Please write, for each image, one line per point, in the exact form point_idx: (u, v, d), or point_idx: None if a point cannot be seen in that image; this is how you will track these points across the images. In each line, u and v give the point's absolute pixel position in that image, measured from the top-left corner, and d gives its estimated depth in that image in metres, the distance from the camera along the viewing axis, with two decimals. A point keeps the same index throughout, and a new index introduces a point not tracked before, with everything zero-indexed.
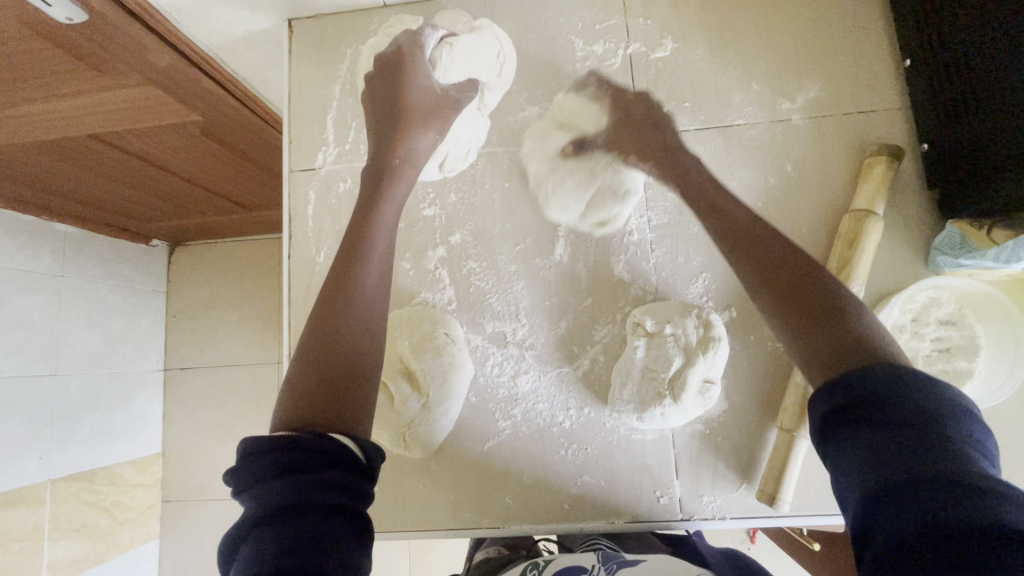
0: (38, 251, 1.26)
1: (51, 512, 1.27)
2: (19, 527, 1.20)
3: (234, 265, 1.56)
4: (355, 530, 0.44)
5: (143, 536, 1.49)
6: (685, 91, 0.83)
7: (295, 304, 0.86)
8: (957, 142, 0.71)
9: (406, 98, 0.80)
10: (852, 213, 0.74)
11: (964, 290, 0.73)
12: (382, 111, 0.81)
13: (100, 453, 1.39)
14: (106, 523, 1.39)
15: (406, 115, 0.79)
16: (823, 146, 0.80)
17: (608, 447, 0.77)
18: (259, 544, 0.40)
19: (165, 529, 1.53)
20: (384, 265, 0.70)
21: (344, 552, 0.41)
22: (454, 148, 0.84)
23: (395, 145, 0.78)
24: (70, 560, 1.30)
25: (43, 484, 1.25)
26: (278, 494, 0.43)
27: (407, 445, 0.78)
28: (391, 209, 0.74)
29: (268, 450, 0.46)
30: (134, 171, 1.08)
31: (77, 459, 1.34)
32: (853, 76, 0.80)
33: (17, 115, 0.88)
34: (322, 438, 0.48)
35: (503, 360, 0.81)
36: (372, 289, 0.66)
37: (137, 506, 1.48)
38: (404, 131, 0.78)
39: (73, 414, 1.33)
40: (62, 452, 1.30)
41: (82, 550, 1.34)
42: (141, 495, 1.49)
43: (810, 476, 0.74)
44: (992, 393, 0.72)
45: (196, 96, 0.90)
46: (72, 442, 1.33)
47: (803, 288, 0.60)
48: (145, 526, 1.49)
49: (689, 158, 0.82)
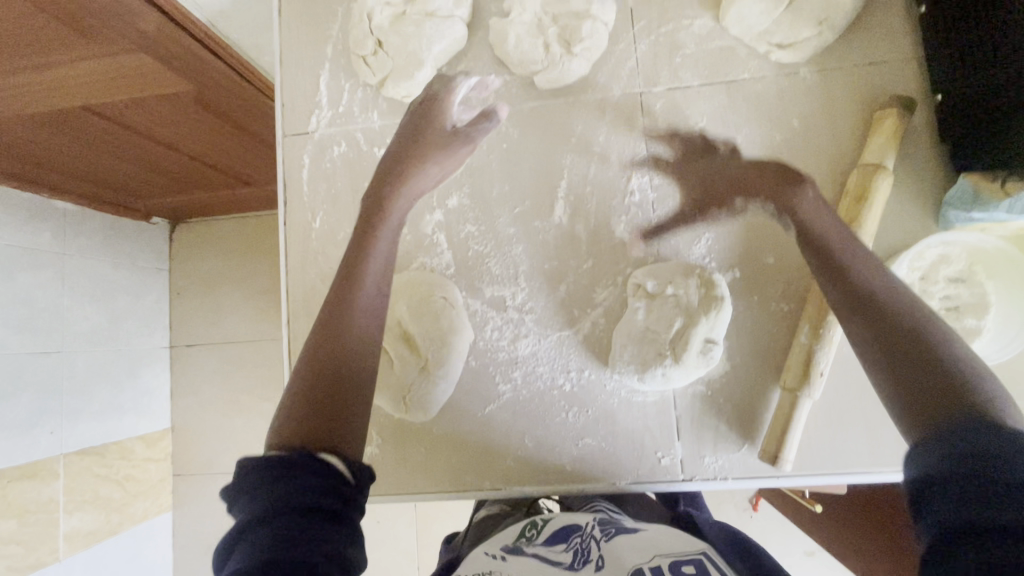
0: (39, 228, 1.25)
1: (65, 485, 1.29)
2: (34, 499, 1.23)
3: (235, 241, 1.55)
4: (341, 526, 0.43)
5: (156, 509, 1.52)
6: (688, 46, 0.80)
7: (292, 272, 0.85)
8: (970, 94, 0.68)
9: (427, 129, 0.76)
10: (861, 167, 0.72)
11: (974, 246, 0.70)
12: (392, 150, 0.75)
13: (110, 429, 1.41)
14: (119, 496, 1.42)
15: (415, 146, 0.74)
16: (832, 99, 0.77)
17: (609, 409, 0.77)
18: (252, 545, 0.40)
19: (177, 501, 1.55)
20: (380, 298, 0.62)
21: (330, 545, 0.40)
22: (574, 25, 0.78)
23: (396, 177, 0.72)
24: (85, 531, 1.33)
25: (55, 458, 1.28)
26: (255, 501, 0.43)
27: (408, 409, 0.78)
28: (387, 239, 0.68)
29: (266, 465, 0.45)
30: (130, 144, 1.06)
31: (88, 434, 1.36)
32: (865, 26, 0.77)
33: (9, 86, 0.86)
34: (300, 456, 0.46)
35: (502, 325, 0.80)
36: (355, 346, 0.57)
37: (149, 479, 1.50)
38: (421, 158, 0.74)
39: (82, 391, 1.34)
40: (72, 427, 1.32)
41: (97, 521, 1.36)
42: (152, 469, 1.51)
43: (813, 436, 0.73)
44: (1000, 349, 0.70)
45: (190, 64, 0.88)
46: (82, 417, 1.35)
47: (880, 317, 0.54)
48: (156, 499, 1.52)
49: (692, 116, 0.79)
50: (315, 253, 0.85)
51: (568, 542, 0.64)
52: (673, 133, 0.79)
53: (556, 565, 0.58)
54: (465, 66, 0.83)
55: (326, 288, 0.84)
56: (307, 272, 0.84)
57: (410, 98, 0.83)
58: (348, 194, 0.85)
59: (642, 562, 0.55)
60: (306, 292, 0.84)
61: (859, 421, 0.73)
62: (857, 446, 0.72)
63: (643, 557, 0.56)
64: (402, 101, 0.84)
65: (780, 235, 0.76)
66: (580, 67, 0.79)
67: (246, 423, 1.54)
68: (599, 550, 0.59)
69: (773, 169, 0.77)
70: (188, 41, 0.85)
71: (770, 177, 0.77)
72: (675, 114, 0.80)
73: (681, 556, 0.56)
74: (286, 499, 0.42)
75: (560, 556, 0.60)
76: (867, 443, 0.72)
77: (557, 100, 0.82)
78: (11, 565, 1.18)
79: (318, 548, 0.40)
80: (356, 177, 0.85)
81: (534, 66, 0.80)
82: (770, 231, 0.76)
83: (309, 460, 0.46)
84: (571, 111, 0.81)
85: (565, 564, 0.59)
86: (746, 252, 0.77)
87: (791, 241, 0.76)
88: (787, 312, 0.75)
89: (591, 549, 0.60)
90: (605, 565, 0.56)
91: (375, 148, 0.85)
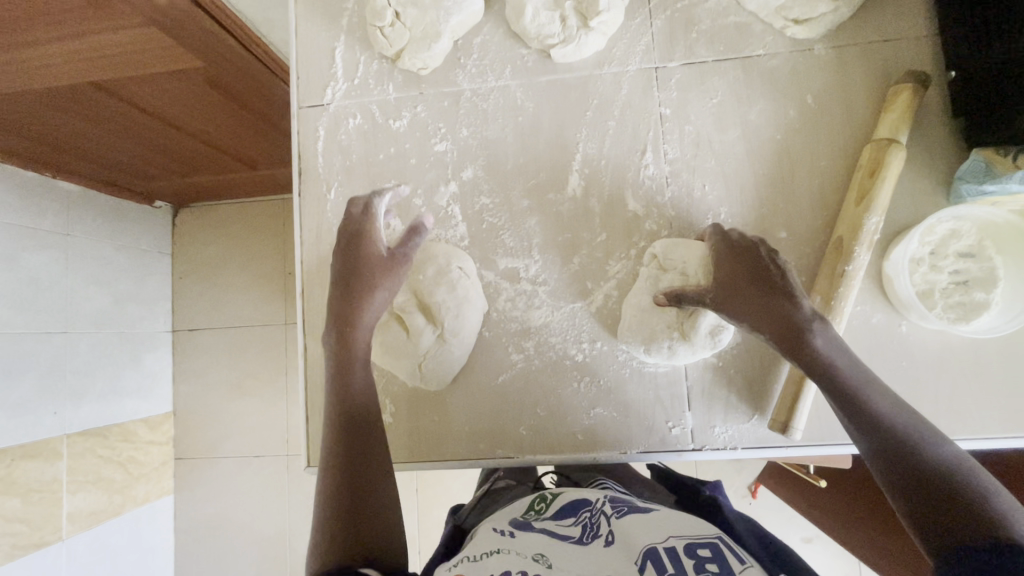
0: (42, 209, 1.25)
1: (68, 465, 1.30)
2: (38, 479, 1.24)
3: (240, 224, 1.55)
4: None
5: (158, 491, 1.52)
6: (703, 22, 0.80)
7: (306, 244, 0.85)
8: (985, 69, 0.68)
9: (363, 258, 0.73)
10: (874, 142, 0.72)
11: (985, 220, 0.71)
12: (334, 305, 0.72)
13: (113, 410, 1.41)
14: (122, 478, 1.42)
15: (356, 291, 0.72)
16: (845, 75, 0.77)
17: (621, 379, 0.78)
18: None
19: (179, 485, 1.56)
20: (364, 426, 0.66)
21: None
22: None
23: (346, 320, 0.71)
24: (88, 512, 1.34)
25: (59, 438, 1.28)
26: None
27: (423, 377, 0.79)
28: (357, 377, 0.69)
29: None
30: (135, 122, 1.05)
31: (91, 416, 1.36)
32: (881, 3, 0.77)
33: (15, 60, 0.86)
34: None
35: (515, 296, 0.80)
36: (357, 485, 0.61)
37: (151, 462, 1.51)
38: (365, 291, 0.72)
39: (85, 373, 1.35)
40: (75, 408, 1.33)
41: (100, 502, 1.37)
42: (154, 452, 1.52)
43: (822, 406, 0.74)
44: (1009, 322, 0.70)
45: (201, 39, 0.87)
46: (85, 399, 1.35)
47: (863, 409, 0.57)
48: (159, 482, 1.52)
49: (707, 92, 0.80)
50: (330, 223, 0.85)
51: (577, 517, 0.65)
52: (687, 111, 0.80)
53: (563, 538, 0.60)
54: (481, 39, 0.84)
55: None
56: (321, 244, 0.85)
57: (426, 70, 0.84)
58: (362, 166, 0.85)
59: (656, 542, 0.56)
60: (320, 262, 0.85)
61: None
62: None
63: (656, 537, 0.57)
64: (418, 73, 0.84)
65: (792, 210, 0.77)
66: (595, 41, 0.80)
67: (249, 406, 1.54)
68: (608, 527, 0.61)
69: (786, 144, 0.78)
70: (201, 16, 0.84)
71: (783, 152, 0.78)
72: (690, 89, 0.80)
73: (698, 539, 0.56)
74: None
75: (567, 529, 0.62)
76: None
77: (573, 74, 0.82)
78: (15, 544, 1.18)
79: None
80: (371, 149, 0.85)
81: (550, 39, 0.80)
82: (783, 205, 0.77)
83: None
84: (586, 85, 0.82)
85: (572, 537, 0.60)
86: (758, 226, 0.77)
87: (802, 216, 0.77)
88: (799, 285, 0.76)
89: (600, 525, 0.62)
90: (614, 540, 0.58)
91: (390, 120, 0.85)
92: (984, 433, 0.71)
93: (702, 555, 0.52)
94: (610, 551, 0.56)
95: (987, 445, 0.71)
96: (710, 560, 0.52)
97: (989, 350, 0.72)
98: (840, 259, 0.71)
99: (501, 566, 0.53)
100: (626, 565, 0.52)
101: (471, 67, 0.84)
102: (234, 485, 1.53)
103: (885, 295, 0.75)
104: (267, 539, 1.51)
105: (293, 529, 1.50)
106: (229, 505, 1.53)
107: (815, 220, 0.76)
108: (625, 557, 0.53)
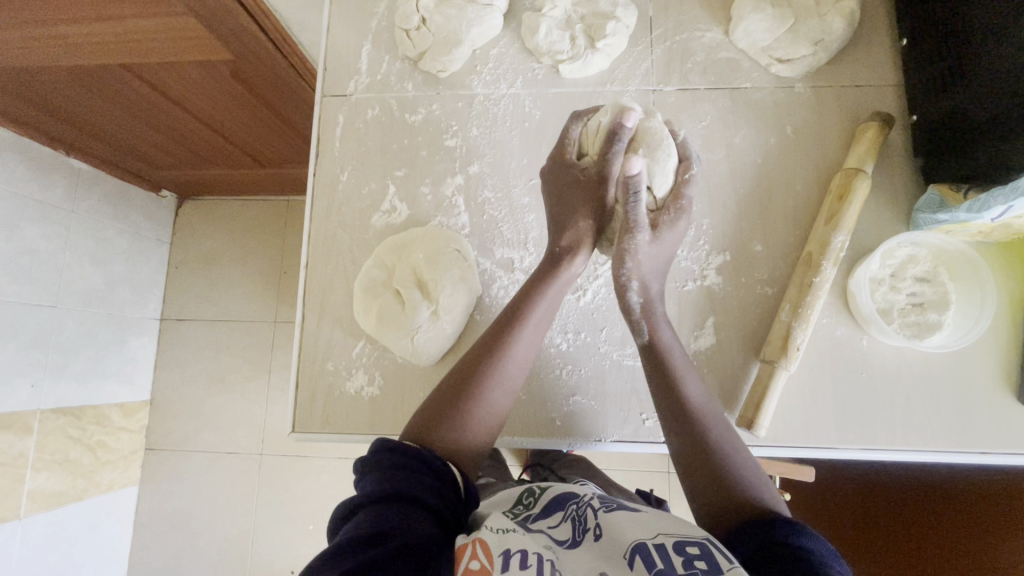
0: (51, 184, 1.29)
1: (37, 442, 1.29)
2: (5, 451, 1.22)
3: (244, 214, 1.60)
4: (436, 508, 0.53)
5: (122, 480, 1.50)
6: (698, 54, 0.89)
7: (315, 220, 0.90)
8: (937, 112, 0.77)
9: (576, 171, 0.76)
10: (844, 171, 0.80)
11: (938, 247, 0.79)
12: (553, 210, 0.77)
13: (90, 391, 1.41)
14: (88, 462, 1.41)
15: (568, 209, 0.75)
16: (824, 113, 0.86)
17: (601, 370, 0.82)
18: (380, 511, 0.49)
19: (145, 476, 1.54)
20: (529, 355, 0.72)
21: (425, 525, 0.49)
22: (601, 24, 0.87)
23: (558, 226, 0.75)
24: (49, 492, 1.31)
25: (32, 412, 1.28)
26: (387, 476, 0.54)
27: (414, 351, 0.82)
28: (554, 296, 0.73)
29: (394, 463, 0.56)
30: (156, 107, 1.11)
31: (67, 394, 1.36)
32: (855, 51, 0.87)
33: (48, 35, 0.90)
34: (431, 457, 0.58)
35: (509, 284, 0.86)
36: (497, 389, 0.68)
37: (120, 449, 1.49)
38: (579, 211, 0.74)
39: (67, 350, 1.36)
40: (53, 384, 1.33)
41: (64, 484, 1.35)
42: (125, 439, 1.50)
43: (786, 409, 0.79)
44: (958, 339, 0.77)
45: (236, 37, 0.91)
46: (64, 376, 1.35)
47: (673, 408, 0.66)
48: (125, 470, 1.51)
49: (697, 115, 0.88)
50: (340, 204, 0.90)
51: (564, 512, 0.60)
52: (582, 153, 0.77)
53: (558, 542, 0.55)
54: (498, 51, 0.92)
55: (347, 238, 0.90)
56: (329, 223, 0.90)
57: (445, 73, 0.91)
58: (376, 153, 0.92)
59: (644, 538, 0.53)
60: (327, 238, 0.90)
61: (829, 406, 0.79)
62: (822, 427, 0.78)
63: (645, 533, 0.53)
64: (437, 75, 0.92)
65: (768, 226, 0.84)
66: (600, 61, 0.88)
67: (229, 398, 1.54)
68: (596, 520, 0.57)
69: (765, 166, 0.86)
70: (240, 13, 0.87)
71: (762, 174, 0.86)
72: (682, 111, 0.88)
73: (685, 538, 0.52)
74: (399, 487, 0.53)
75: (558, 531, 0.57)
76: (835, 422, 0.78)
77: (578, 88, 0.90)
78: None
79: (417, 525, 0.49)
80: (386, 138, 0.92)
81: (560, 55, 0.88)
82: (759, 221, 0.84)
83: (420, 465, 0.57)
84: (589, 100, 0.90)
85: (565, 539, 0.55)
86: (736, 239, 0.84)
87: (778, 232, 0.84)
88: (770, 295, 0.82)
89: (588, 517, 0.58)
90: (603, 536, 0.54)
91: (407, 114, 0.92)
92: (935, 446, 0.76)
93: (691, 552, 0.49)
94: (603, 549, 0.52)
95: (939, 457, 0.76)
96: (700, 557, 0.48)
97: (942, 367, 0.78)
98: (810, 271, 0.77)
99: (518, 543, 0.49)
100: (617, 566, 0.50)
101: (487, 75, 0.92)
102: (204, 479, 1.52)
103: (849, 312, 0.81)
104: (230, 537, 1.48)
105: (258, 529, 1.47)
106: (195, 499, 1.51)
107: (790, 237, 0.83)
108: (612, 554, 0.52)
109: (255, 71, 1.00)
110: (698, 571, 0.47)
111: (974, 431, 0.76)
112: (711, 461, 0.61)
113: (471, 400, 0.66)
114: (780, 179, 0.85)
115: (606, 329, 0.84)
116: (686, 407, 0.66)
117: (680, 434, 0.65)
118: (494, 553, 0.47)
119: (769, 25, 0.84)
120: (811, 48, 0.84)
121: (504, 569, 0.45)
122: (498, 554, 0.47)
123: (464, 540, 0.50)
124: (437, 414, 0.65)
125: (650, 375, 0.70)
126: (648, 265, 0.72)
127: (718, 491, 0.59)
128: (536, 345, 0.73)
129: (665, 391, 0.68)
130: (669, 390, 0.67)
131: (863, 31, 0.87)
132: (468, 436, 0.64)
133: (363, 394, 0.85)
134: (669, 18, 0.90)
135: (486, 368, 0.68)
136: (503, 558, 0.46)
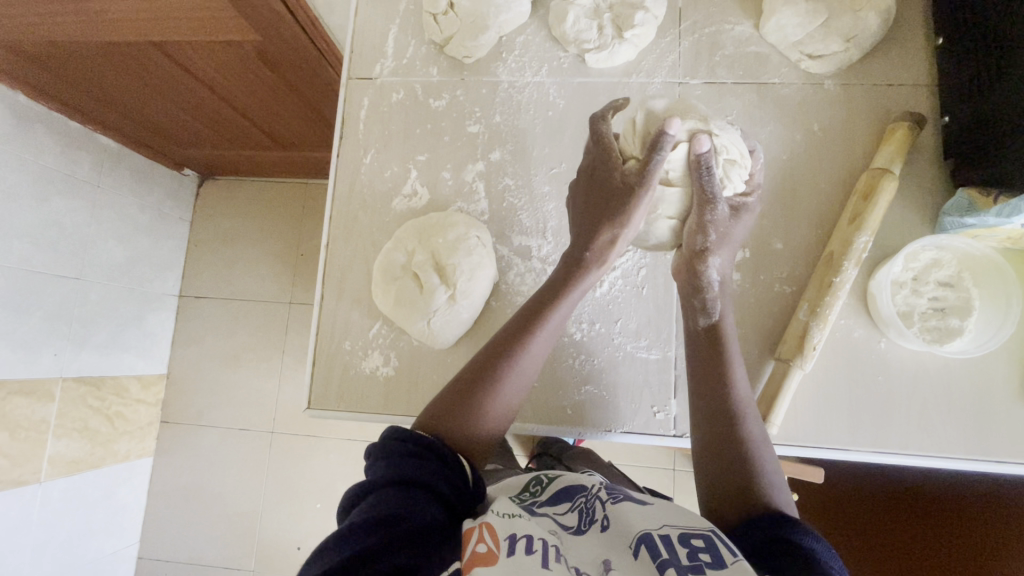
0: (79, 158, 1.32)
1: (58, 409, 1.32)
2: (28, 416, 1.26)
3: (265, 195, 1.62)
4: (441, 495, 0.54)
5: (138, 451, 1.54)
6: (727, 47, 0.88)
7: (337, 201, 0.92)
8: (970, 115, 0.76)
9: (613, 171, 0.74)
10: (870, 171, 0.79)
11: (963, 252, 0.77)
12: (581, 210, 0.77)
13: (109, 362, 1.45)
14: (106, 431, 1.44)
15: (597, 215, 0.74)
16: (852, 111, 0.85)
17: (613, 361, 0.83)
18: (387, 495, 0.50)
19: (160, 448, 1.58)
20: (546, 349, 0.72)
21: (430, 510, 0.50)
22: (630, 14, 0.86)
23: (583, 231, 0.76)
24: (69, 459, 1.35)
25: (53, 380, 1.31)
26: (395, 462, 0.55)
27: (430, 334, 0.83)
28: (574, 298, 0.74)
29: (402, 450, 0.57)
30: (183, 86, 1.12)
31: (87, 364, 1.40)
32: (889, 49, 0.85)
33: (83, 10, 0.92)
34: (439, 447, 0.59)
35: (526, 272, 0.87)
36: (513, 383, 0.68)
37: (137, 420, 1.53)
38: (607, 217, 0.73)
39: (89, 321, 1.39)
40: (75, 354, 1.36)
41: (83, 451, 1.39)
42: (142, 411, 1.54)
43: (800, 408, 0.79)
44: (978, 346, 0.76)
45: (264, 18, 0.91)
46: (85, 347, 1.39)
47: (710, 387, 0.67)
48: (141, 441, 1.55)
49: (723, 109, 0.87)
50: (361, 186, 0.91)
51: (572, 501, 0.60)
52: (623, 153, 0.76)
53: (563, 527, 0.55)
54: (524, 38, 0.92)
55: (367, 220, 0.91)
56: (351, 205, 0.91)
57: (471, 59, 0.91)
58: (399, 137, 0.92)
59: (650, 528, 0.53)
60: (347, 220, 0.91)
61: (843, 407, 0.78)
62: (835, 427, 0.78)
63: (651, 524, 0.54)
64: (463, 61, 0.92)
65: (789, 224, 0.83)
66: (627, 52, 0.87)
67: (244, 375, 1.58)
68: (604, 512, 0.57)
69: (790, 164, 0.85)
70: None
71: (785, 172, 0.85)
72: (708, 105, 0.87)
73: (688, 530, 0.52)
74: (406, 474, 0.54)
75: (564, 517, 0.57)
76: (848, 423, 0.78)
77: (603, 79, 0.90)
78: None
79: (423, 509, 0.50)
80: (410, 122, 0.92)
81: (587, 44, 0.88)
82: (781, 218, 0.84)
83: (428, 451, 0.58)
84: (614, 91, 0.90)
85: (570, 525, 0.56)
86: (756, 236, 0.84)
87: (799, 231, 0.83)
88: (788, 294, 0.82)
89: (595, 509, 0.58)
90: (610, 527, 0.55)
91: (431, 99, 0.93)
92: (949, 452, 0.76)
93: (695, 545, 0.49)
94: (609, 539, 0.53)
95: (953, 464, 0.75)
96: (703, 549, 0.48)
97: (961, 373, 0.77)
98: (830, 272, 0.77)
99: (523, 528, 0.49)
100: (621, 555, 0.50)
101: (512, 62, 0.92)
102: (217, 452, 1.55)
103: (868, 313, 0.80)
104: (241, 511, 1.52)
105: (268, 505, 1.50)
106: (208, 472, 1.55)
107: (811, 236, 0.83)
108: (619, 544, 0.52)
109: (282, 53, 1.00)
110: (701, 564, 0.47)
111: (991, 438, 0.75)
112: (735, 449, 0.61)
113: (490, 388, 0.66)
114: (804, 177, 0.84)
115: (621, 320, 0.84)
116: (724, 387, 0.66)
117: (709, 419, 0.65)
118: (500, 538, 0.47)
119: (802, 19, 0.82)
120: (844, 44, 0.82)
121: (508, 553, 0.44)
122: (503, 538, 0.46)
123: (471, 524, 0.51)
124: (455, 398, 0.66)
125: (697, 355, 0.71)
126: (723, 240, 0.73)
127: (733, 483, 0.59)
128: (553, 340, 0.73)
129: (705, 376, 0.68)
130: (712, 374, 0.68)
131: (898, 28, 0.85)
132: (484, 426, 0.65)
133: (378, 374, 0.86)
134: (699, 10, 0.89)
135: (509, 354, 0.69)
136: (507, 542, 0.46)
